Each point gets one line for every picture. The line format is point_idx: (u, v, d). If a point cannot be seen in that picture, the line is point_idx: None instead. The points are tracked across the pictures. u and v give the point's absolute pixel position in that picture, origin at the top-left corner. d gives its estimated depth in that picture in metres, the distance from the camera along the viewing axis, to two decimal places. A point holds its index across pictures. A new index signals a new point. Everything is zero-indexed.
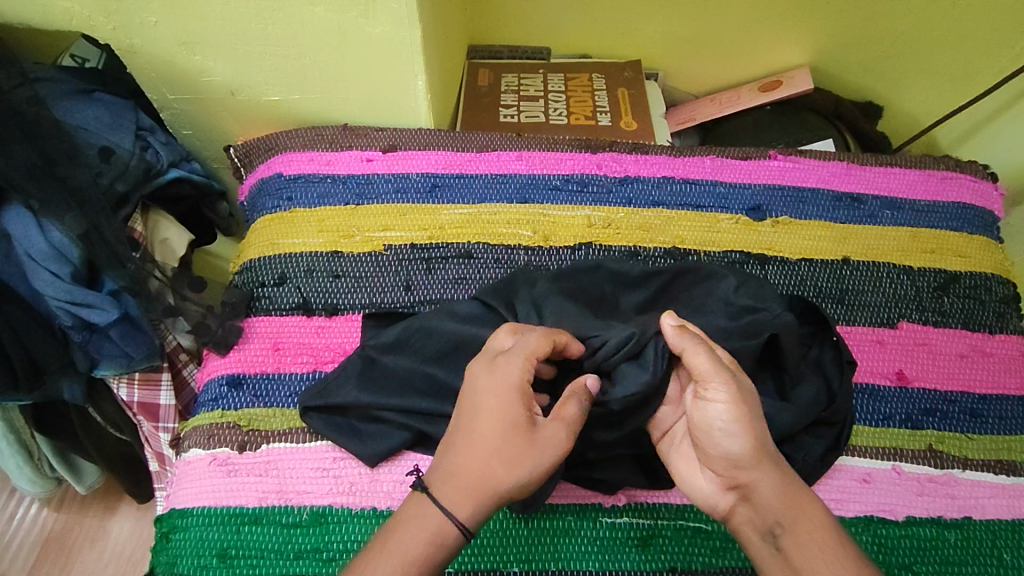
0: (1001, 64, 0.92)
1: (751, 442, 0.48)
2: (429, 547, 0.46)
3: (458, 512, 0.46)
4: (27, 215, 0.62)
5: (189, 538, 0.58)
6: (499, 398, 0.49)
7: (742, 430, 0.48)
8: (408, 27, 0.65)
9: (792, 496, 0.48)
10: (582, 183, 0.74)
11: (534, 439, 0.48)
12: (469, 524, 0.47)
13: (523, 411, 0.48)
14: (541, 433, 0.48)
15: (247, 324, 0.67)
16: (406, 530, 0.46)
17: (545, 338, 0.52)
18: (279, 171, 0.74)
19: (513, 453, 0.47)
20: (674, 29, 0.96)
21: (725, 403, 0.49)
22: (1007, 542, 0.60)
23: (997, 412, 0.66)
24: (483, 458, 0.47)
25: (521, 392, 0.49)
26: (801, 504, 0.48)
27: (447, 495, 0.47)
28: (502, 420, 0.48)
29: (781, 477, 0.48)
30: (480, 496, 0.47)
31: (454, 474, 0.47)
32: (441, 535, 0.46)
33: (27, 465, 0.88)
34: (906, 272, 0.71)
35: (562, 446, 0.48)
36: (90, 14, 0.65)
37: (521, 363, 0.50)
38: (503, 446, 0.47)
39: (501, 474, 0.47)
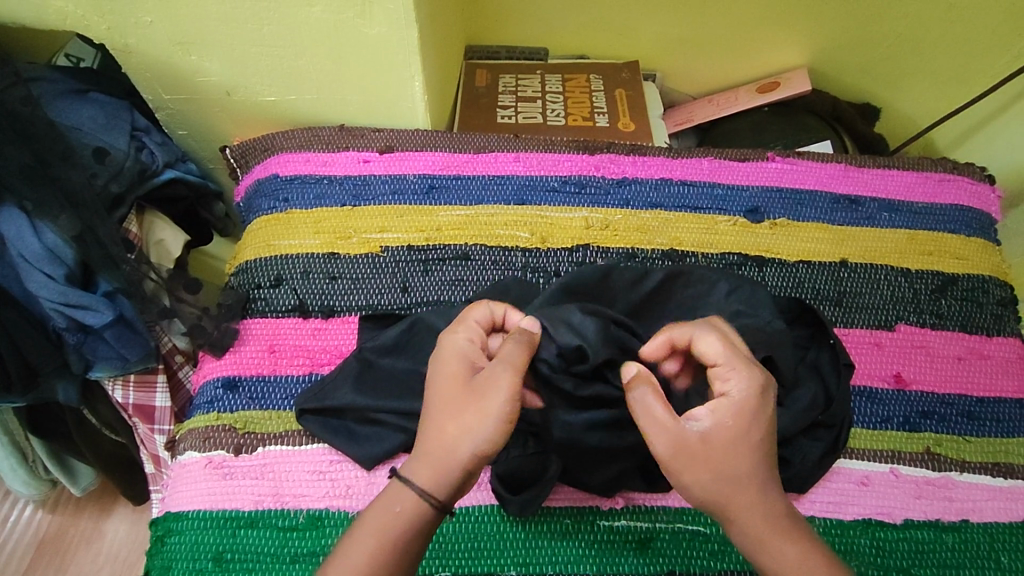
0: (998, 65, 0.92)
1: (715, 497, 0.45)
2: (387, 516, 0.46)
3: (414, 478, 0.46)
4: (21, 216, 0.61)
5: (184, 541, 0.58)
6: (443, 363, 0.50)
7: (697, 488, 0.45)
8: (405, 28, 0.65)
9: (761, 538, 0.46)
10: (580, 184, 0.74)
11: (473, 387, 0.47)
12: (429, 486, 0.46)
13: (464, 368, 0.49)
14: (482, 378, 0.47)
15: (243, 325, 0.66)
16: (371, 506, 0.47)
17: (485, 308, 0.54)
18: (275, 172, 0.73)
19: (456, 408, 0.47)
20: (671, 30, 0.96)
21: (674, 459, 0.45)
22: (1004, 545, 0.60)
23: (994, 414, 0.66)
24: (433, 423, 0.47)
25: (464, 355, 0.50)
26: (771, 546, 0.46)
27: (408, 466, 0.47)
28: (446, 381, 0.49)
29: (760, 518, 0.46)
30: (435, 460, 0.46)
31: (417, 447, 0.48)
32: (400, 504, 0.46)
33: (22, 467, 0.87)
34: (903, 274, 0.71)
35: (503, 384, 0.47)
36: (84, 13, 0.65)
37: (459, 328, 0.52)
38: (447, 403, 0.47)
39: (449, 432, 0.46)
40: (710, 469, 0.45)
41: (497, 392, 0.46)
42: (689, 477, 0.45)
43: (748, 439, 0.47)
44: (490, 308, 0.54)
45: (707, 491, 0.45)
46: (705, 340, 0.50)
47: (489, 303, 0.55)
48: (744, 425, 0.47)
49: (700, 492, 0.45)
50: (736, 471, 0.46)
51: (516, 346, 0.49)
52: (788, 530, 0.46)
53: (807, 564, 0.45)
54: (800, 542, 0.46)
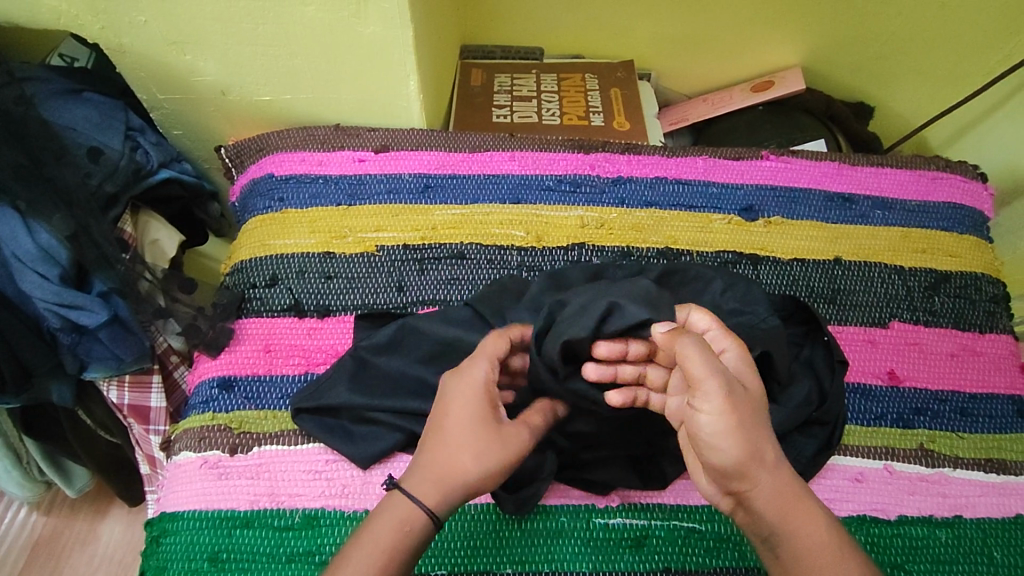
0: (990, 65, 0.92)
1: (750, 454, 0.43)
2: (397, 535, 0.46)
3: (426, 499, 0.47)
4: (14, 217, 0.61)
5: (179, 541, 0.58)
6: (465, 397, 0.49)
7: (737, 440, 0.43)
8: (399, 28, 0.65)
9: (786, 502, 0.45)
10: (575, 183, 0.74)
11: (501, 434, 0.49)
12: (439, 511, 0.47)
13: (487, 410, 0.49)
14: (505, 430, 0.49)
15: (238, 325, 0.66)
16: (380, 521, 0.46)
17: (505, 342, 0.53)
18: (270, 171, 0.73)
19: (479, 447, 0.47)
20: (666, 30, 0.96)
21: (722, 410, 0.43)
22: (997, 541, 0.60)
23: (987, 410, 0.66)
24: (452, 450, 0.47)
25: (488, 395, 0.50)
26: (795, 512, 0.45)
27: (417, 485, 0.47)
28: (471, 414, 0.48)
29: (782, 484, 0.45)
30: (448, 487, 0.47)
31: (424, 464, 0.48)
32: (412, 521, 0.46)
33: (16, 469, 0.87)
34: (897, 272, 0.71)
35: (522, 444, 0.49)
36: (78, 12, 0.65)
37: (485, 364, 0.51)
38: (467, 437, 0.48)
39: (464, 464, 0.47)
40: (748, 420, 0.44)
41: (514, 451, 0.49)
42: (735, 429, 0.43)
43: (760, 395, 0.47)
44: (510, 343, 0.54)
45: (748, 447, 0.43)
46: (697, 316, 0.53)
47: (507, 334, 0.55)
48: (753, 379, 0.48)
49: (738, 449, 0.43)
50: (764, 425, 0.45)
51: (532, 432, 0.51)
52: (805, 494, 0.46)
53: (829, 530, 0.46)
54: (819, 506, 0.46)
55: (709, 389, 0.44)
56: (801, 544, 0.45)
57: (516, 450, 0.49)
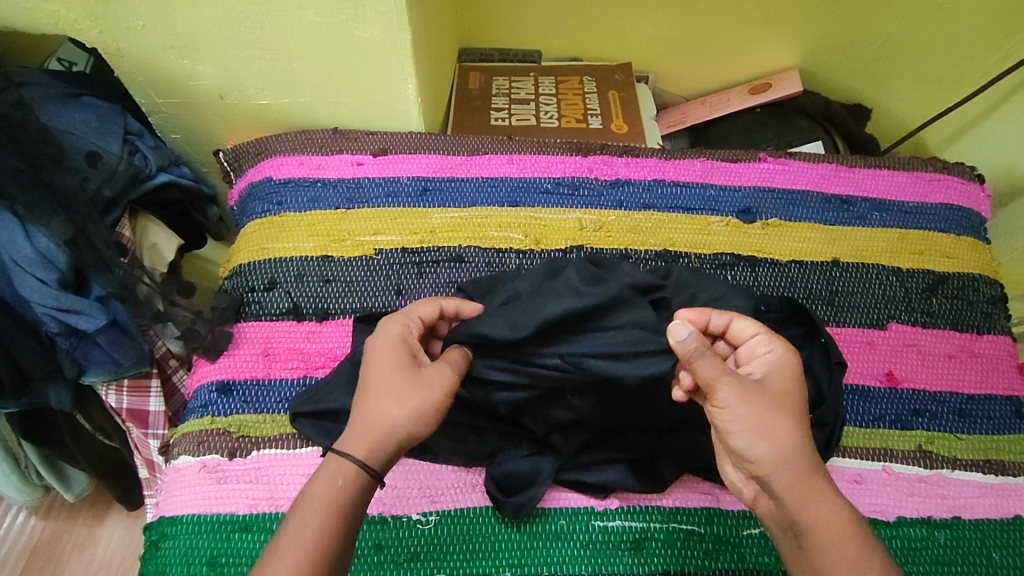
0: (987, 66, 0.92)
1: (769, 442, 0.46)
2: (332, 488, 0.45)
3: (356, 452, 0.46)
4: (12, 221, 0.61)
5: (178, 545, 0.58)
6: (383, 349, 0.50)
7: (755, 430, 0.46)
8: (397, 31, 0.65)
9: (811, 489, 0.45)
10: (573, 185, 0.74)
11: (421, 375, 0.49)
12: (371, 460, 0.46)
13: (405, 354, 0.50)
14: (425, 369, 0.49)
15: (237, 329, 0.67)
16: (317, 480, 0.46)
17: (433, 306, 0.55)
18: (268, 175, 0.73)
19: (400, 389, 0.48)
20: (663, 32, 0.96)
21: (736, 402, 0.46)
22: (995, 542, 0.60)
23: (985, 412, 0.67)
24: (375, 400, 0.48)
25: (406, 344, 0.51)
26: (820, 498, 0.45)
27: (351, 442, 0.47)
28: (392, 364, 0.49)
29: (805, 474, 0.45)
30: (376, 437, 0.47)
31: (355, 421, 0.48)
32: (344, 476, 0.46)
33: (14, 474, 0.87)
34: (894, 273, 0.71)
35: (443, 381, 0.49)
36: (76, 17, 0.65)
37: (399, 321, 0.53)
38: (389, 384, 0.48)
39: (390, 409, 0.47)
40: (766, 413, 0.46)
41: (437, 384, 0.49)
42: (748, 418, 0.46)
43: (796, 391, 0.48)
44: (442, 306, 0.56)
45: (763, 435, 0.46)
46: (740, 323, 0.52)
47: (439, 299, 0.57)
48: (790, 379, 0.49)
49: (754, 439, 0.46)
50: (789, 420, 0.47)
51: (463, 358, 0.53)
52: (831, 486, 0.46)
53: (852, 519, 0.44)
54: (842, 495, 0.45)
55: (724, 383, 0.47)
56: (819, 525, 0.44)
57: (439, 384, 0.49)
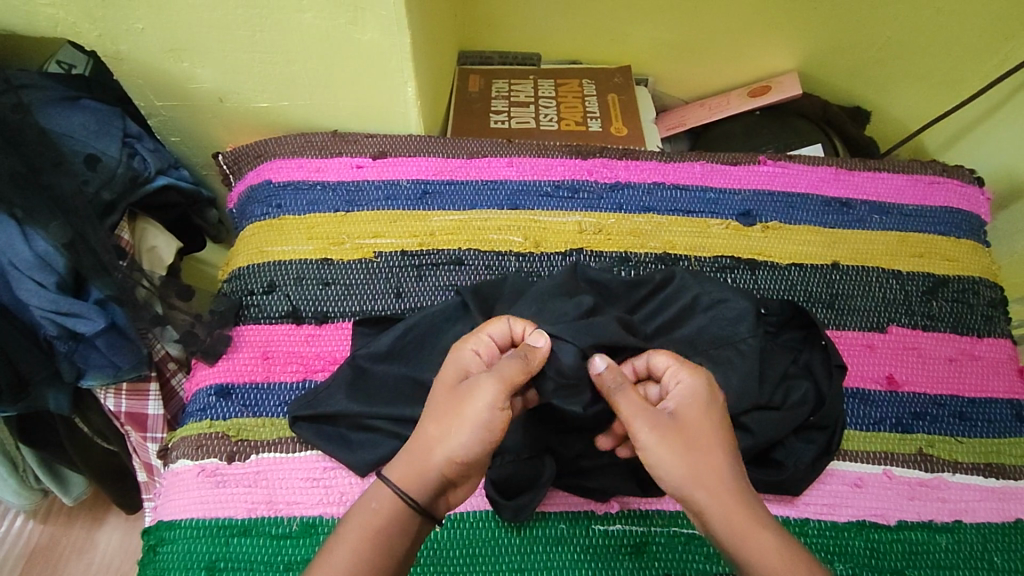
0: (986, 69, 0.92)
1: (685, 479, 0.46)
2: (365, 513, 0.46)
3: (392, 476, 0.47)
4: (10, 224, 0.60)
5: (177, 550, 0.58)
6: (438, 375, 0.51)
7: (670, 466, 0.46)
8: (396, 34, 0.65)
9: (740, 524, 0.45)
10: (573, 188, 0.74)
11: (457, 393, 0.48)
12: (406, 487, 0.46)
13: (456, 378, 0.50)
14: (467, 386, 0.48)
15: (236, 332, 0.66)
16: (359, 504, 0.47)
17: (497, 322, 0.54)
18: (268, 178, 0.73)
19: (440, 412, 0.48)
20: (662, 35, 0.96)
21: (649, 437, 0.47)
22: (997, 545, 0.60)
23: (985, 415, 0.66)
24: (420, 426, 0.49)
25: (459, 366, 0.51)
26: (749, 534, 0.44)
27: (392, 467, 0.48)
28: (440, 389, 0.50)
29: (729, 512, 0.45)
30: (416, 461, 0.47)
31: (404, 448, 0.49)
32: (378, 500, 0.47)
33: (12, 478, 0.86)
34: (894, 276, 0.71)
35: (480, 392, 0.47)
36: (75, 20, 0.65)
37: (466, 342, 0.52)
38: (434, 409, 0.49)
39: (429, 433, 0.48)
40: (683, 449, 0.46)
41: (474, 399, 0.47)
42: (667, 460, 0.46)
43: (712, 422, 0.48)
44: (510, 324, 0.54)
45: (685, 474, 0.46)
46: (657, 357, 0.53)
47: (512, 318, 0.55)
48: (706, 409, 0.48)
49: (678, 478, 0.46)
50: (710, 454, 0.47)
51: (513, 360, 0.49)
52: (760, 517, 0.46)
53: (788, 552, 0.44)
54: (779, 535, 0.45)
55: (636, 419, 0.48)
56: (755, 563, 0.44)
57: (475, 400, 0.47)
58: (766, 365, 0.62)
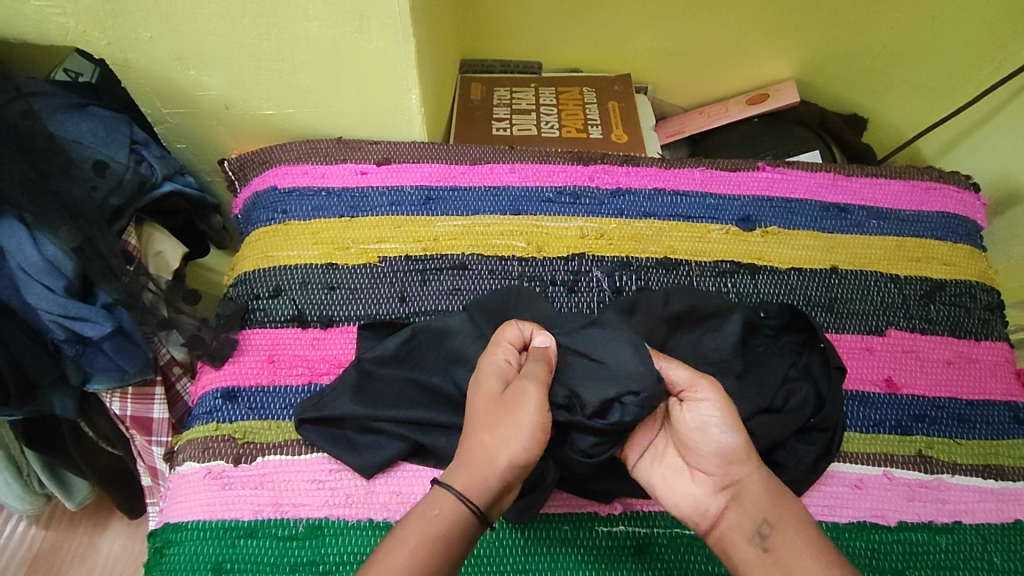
0: (980, 77, 0.94)
1: (742, 439, 0.52)
2: (430, 520, 0.47)
3: (456, 484, 0.48)
4: (21, 229, 0.61)
5: (183, 552, 0.58)
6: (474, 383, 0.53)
7: (730, 427, 0.51)
8: (401, 42, 0.66)
9: (775, 491, 0.51)
10: (575, 194, 0.75)
11: (506, 401, 0.51)
12: (471, 493, 0.48)
13: (497, 386, 0.52)
14: (511, 394, 0.51)
15: (242, 336, 0.67)
16: (421, 509, 0.48)
17: (507, 328, 0.56)
18: (273, 184, 0.74)
19: (491, 420, 0.50)
20: (661, 44, 0.98)
21: (713, 401, 0.52)
22: (996, 546, 0.61)
23: (983, 417, 0.67)
24: (472, 436, 0.50)
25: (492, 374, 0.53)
26: (784, 500, 0.51)
27: (453, 476, 0.49)
28: (482, 397, 0.52)
29: (765, 472, 0.52)
30: (477, 467, 0.48)
31: (458, 456, 0.50)
32: (441, 506, 0.47)
33: (16, 483, 0.87)
34: (892, 280, 0.72)
35: (530, 397, 0.50)
36: (85, 28, 0.66)
37: (491, 349, 0.55)
38: (482, 417, 0.50)
39: (486, 440, 0.49)
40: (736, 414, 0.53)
41: (525, 405, 0.50)
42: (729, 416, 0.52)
43: None
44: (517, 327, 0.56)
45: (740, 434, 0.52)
46: None
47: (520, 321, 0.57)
48: None
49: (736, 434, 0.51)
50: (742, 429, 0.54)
51: (540, 365, 0.53)
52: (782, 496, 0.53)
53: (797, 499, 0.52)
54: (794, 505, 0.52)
55: (702, 383, 0.52)
56: (789, 524, 0.49)
57: (525, 407, 0.50)
58: (766, 369, 0.63)
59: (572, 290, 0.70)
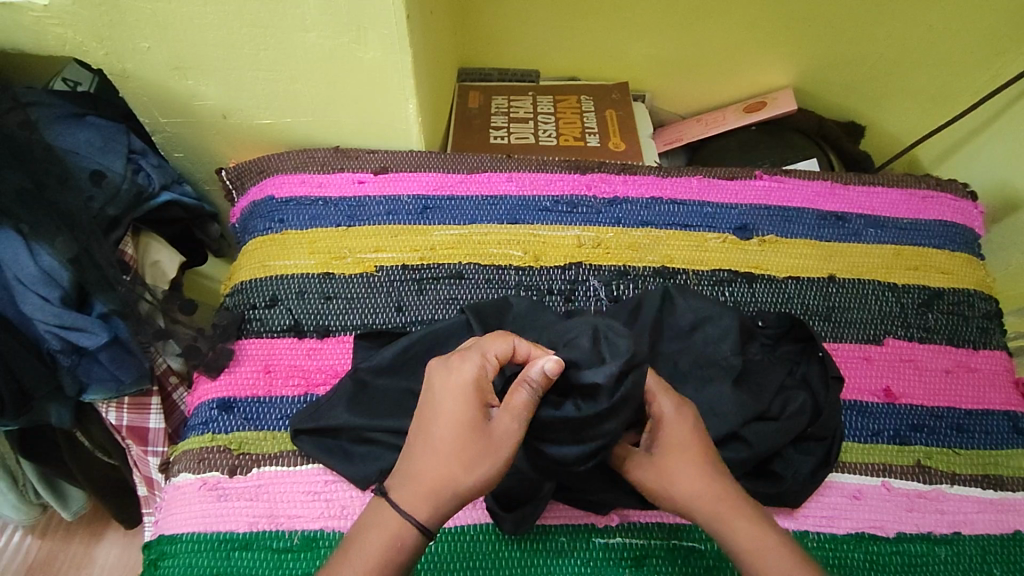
0: (978, 84, 0.94)
1: (676, 499, 0.51)
2: (391, 550, 0.47)
3: (418, 513, 0.48)
4: (16, 240, 0.61)
5: (178, 564, 0.58)
6: (454, 398, 0.50)
7: (663, 493, 0.52)
8: (398, 52, 0.66)
9: (725, 527, 0.50)
10: (572, 203, 0.75)
11: (486, 434, 0.49)
12: (430, 526, 0.48)
13: (476, 411, 0.49)
14: (493, 430, 0.49)
15: (238, 346, 0.67)
16: (370, 534, 0.48)
17: (506, 340, 0.52)
18: (270, 193, 0.74)
19: (468, 453, 0.48)
20: (659, 53, 0.98)
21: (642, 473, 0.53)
22: (996, 557, 0.60)
23: (983, 426, 0.67)
24: (438, 460, 0.48)
25: (473, 396, 0.50)
26: (736, 534, 0.49)
27: (403, 496, 0.48)
28: (458, 420, 0.49)
29: (713, 515, 0.50)
30: (441, 499, 0.48)
31: (413, 474, 0.49)
32: (402, 537, 0.48)
33: (12, 492, 0.86)
34: (891, 288, 0.72)
35: (513, 441, 0.48)
36: (83, 39, 0.66)
37: (475, 361, 0.51)
38: (456, 445, 0.48)
39: (458, 473, 0.48)
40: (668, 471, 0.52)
41: (504, 447, 0.48)
42: (655, 482, 0.52)
43: (688, 436, 0.53)
44: (517, 343, 0.52)
45: (672, 494, 0.51)
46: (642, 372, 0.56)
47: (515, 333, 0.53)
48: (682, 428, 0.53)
49: (668, 496, 0.51)
50: (691, 467, 0.51)
51: (529, 397, 0.49)
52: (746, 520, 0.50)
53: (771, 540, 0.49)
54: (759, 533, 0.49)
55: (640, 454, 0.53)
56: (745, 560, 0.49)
57: (505, 448, 0.48)
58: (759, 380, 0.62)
59: (568, 300, 0.70)
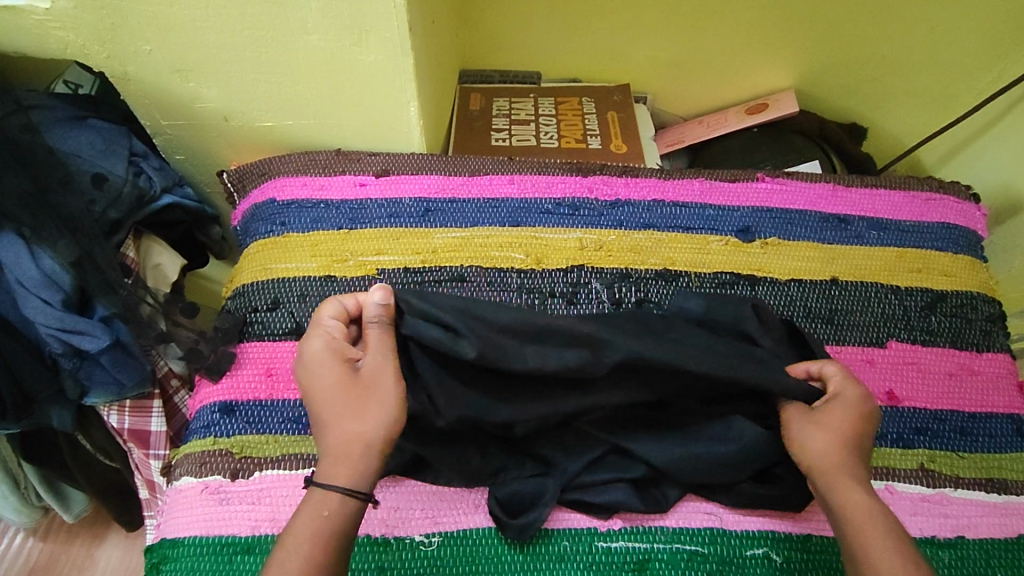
0: (979, 87, 0.94)
1: (818, 457, 0.53)
2: (319, 521, 0.47)
3: (338, 479, 0.48)
4: (18, 243, 0.61)
5: (180, 568, 0.57)
6: (319, 369, 0.52)
7: (812, 449, 0.54)
8: (399, 55, 0.66)
9: (851, 498, 0.51)
10: (574, 206, 0.75)
11: (364, 380, 0.51)
12: (354, 485, 0.48)
13: (343, 367, 0.52)
14: (367, 373, 0.52)
15: (240, 349, 0.67)
16: (298, 517, 0.47)
17: (335, 304, 0.56)
18: (272, 196, 0.74)
19: (356, 404, 0.50)
20: (660, 55, 0.98)
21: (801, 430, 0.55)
22: (1000, 561, 0.60)
23: (985, 430, 0.67)
24: (334, 425, 0.50)
25: (335, 357, 0.52)
26: (861, 507, 0.50)
27: (323, 473, 0.49)
28: (333, 384, 0.51)
29: (850, 484, 0.52)
30: (355, 458, 0.49)
31: (323, 453, 0.50)
32: (329, 506, 0.47)
33: (13, 495, 0.86)
34: (893, 291, 0.72)
35: (389, 372, 0.52)
36: (84, 42, 0.66)
37: (319, 333, 0.54)
38: (340, 404, 0.50)
39: (357, 425, 0.50)
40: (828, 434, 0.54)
41: (383, 380, 0.51)
42: (810, 440, 0.54)
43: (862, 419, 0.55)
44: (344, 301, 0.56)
45: (820, 453, 0.53)
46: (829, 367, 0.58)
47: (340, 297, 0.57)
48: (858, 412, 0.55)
49: (814, 453, 0.54)
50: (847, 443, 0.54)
51: (380, 332, 0.54)
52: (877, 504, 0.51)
53: (878, 516, 0.50)
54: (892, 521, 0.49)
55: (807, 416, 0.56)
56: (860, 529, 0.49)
57: (386, 381, 0.51)
58: (771, 343, 0.62)
59: (571, 303, 0.69)
